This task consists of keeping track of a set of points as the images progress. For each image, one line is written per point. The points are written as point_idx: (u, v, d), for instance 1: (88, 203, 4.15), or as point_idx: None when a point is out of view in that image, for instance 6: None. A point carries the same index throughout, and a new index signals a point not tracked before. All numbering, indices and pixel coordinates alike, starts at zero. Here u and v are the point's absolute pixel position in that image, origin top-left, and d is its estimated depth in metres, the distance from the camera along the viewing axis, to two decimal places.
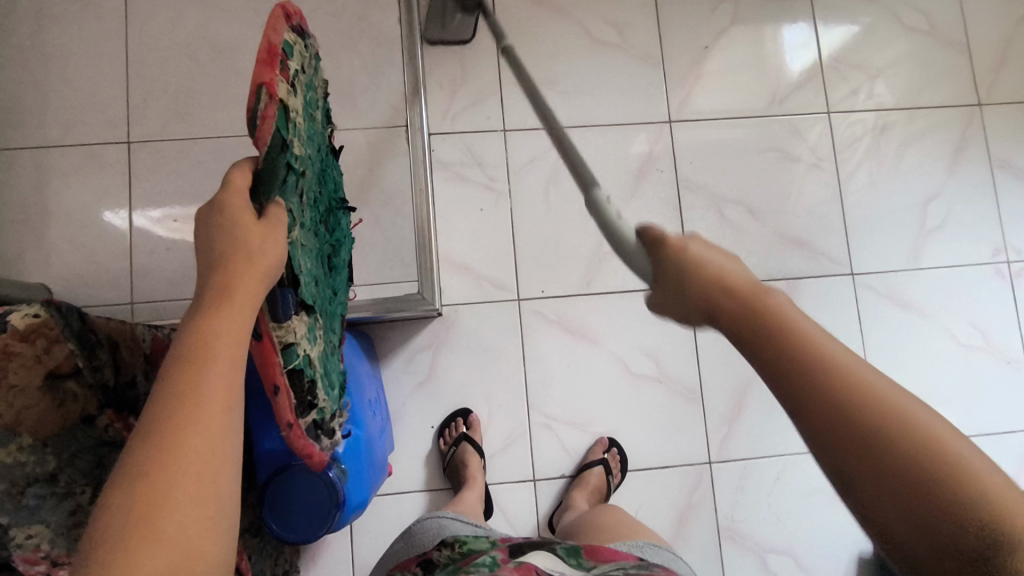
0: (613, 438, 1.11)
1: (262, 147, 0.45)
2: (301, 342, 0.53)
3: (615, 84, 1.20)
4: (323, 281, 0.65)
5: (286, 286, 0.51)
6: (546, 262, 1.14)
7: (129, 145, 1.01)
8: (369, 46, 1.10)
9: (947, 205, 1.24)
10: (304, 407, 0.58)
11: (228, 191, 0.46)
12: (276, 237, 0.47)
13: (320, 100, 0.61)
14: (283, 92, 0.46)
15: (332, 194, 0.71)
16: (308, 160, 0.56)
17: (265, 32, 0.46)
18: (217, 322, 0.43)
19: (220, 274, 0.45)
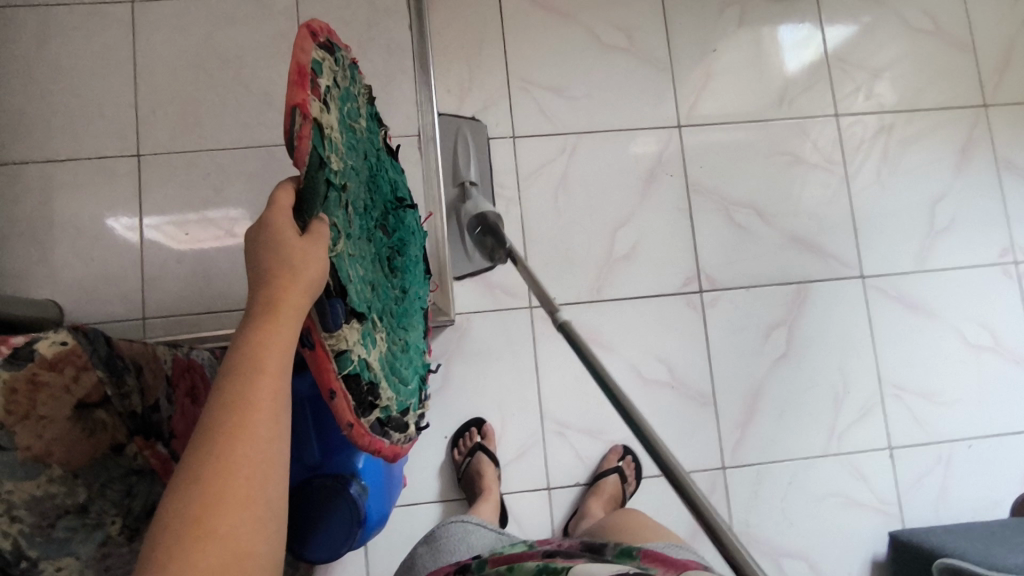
0: (628, 446, 1.10)
1: (301, 166, 0.45)
2: (354, 348, 0.52)
3: (624, 88, 1.20)
4: (381, 284, 0.64)
5: (334, 297, 0.50)
6: (557, 268, 1.14)
7: (139, 157, 1.00)
8: (379, 54, 1.08)
9: (954, 206, 1.24)
10: (366, 407, 0.54)
11: (273, 210, 0.47)
12: (319, 248, 0.46)
13: (362, 106, 0.61)
14: (317, 110, 0.46)
15: (390, 195, 0.69)
16: (352, 169, 0.55)
17: (293, 55, 0.46)
18: (265, 334, 0.43)
19: (268, 287, 0.45)
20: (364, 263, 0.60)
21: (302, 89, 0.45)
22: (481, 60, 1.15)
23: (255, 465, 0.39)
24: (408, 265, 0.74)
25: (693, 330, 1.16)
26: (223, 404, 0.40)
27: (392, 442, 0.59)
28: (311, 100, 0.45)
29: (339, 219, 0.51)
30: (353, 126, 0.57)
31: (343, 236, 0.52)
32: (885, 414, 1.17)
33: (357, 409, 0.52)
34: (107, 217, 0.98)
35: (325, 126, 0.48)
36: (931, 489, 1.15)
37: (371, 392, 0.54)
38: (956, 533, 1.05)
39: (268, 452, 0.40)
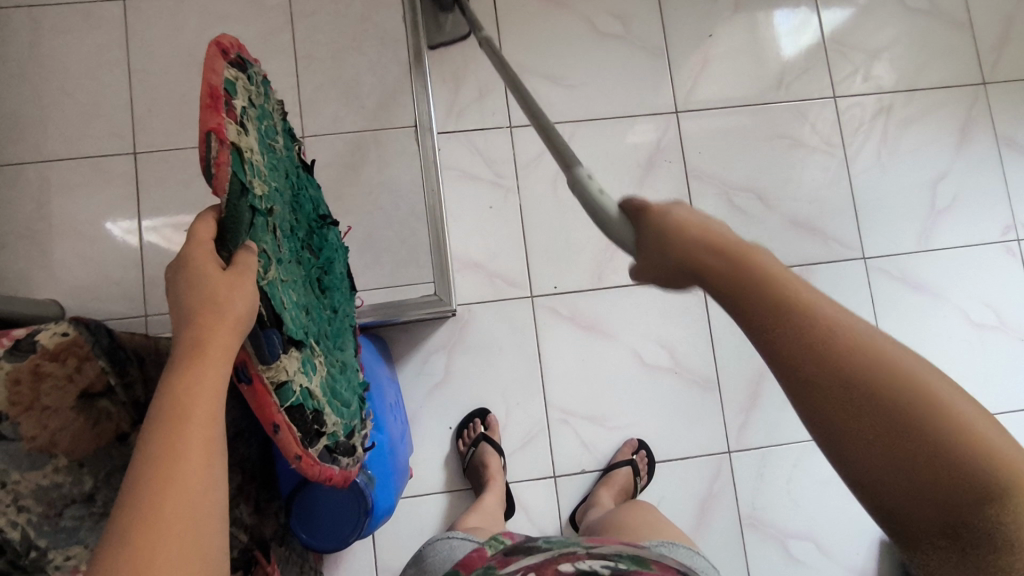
0: (642, 440, 1.11)
1: (222, 193, 0.46)
2: (295, 378, 0.53)
3: (620, 75, 1.19)
4: (314, 306, 0.65)
5: (270, 327, 0.50)
6: (558, 257, 1.14)
7: (135, 156, 1.00)
8: (375, 46, 1.08)
9: (955, 184, 1.24)
10: (311, 436, 0.56)
11: (192, 245, 0.47)
12: (245, 284, 0.47)
13: (279, 125, 0.61)
14: (234, 134, 0.46)
15: (312, 213, 0.69)
16: (277, 192, 0.55)
17: (203, 75, 0.46)
18: (192, 379, 0.44)
19: (193, 332, 0.46)
20: (296, 287, 0.60)
21: (218, 112, 0.45)
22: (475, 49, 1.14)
23: (189, 515, 0.39)
24: (335, 283, 0.75)
25: (696, 316, 1.15)
26: (152, 458, 0.41)
27: (340, 466, 0.62)
28: (227, 123, 0.45)
29: (266, 246, 0.52)
30: (272, 146, 0.57)
31: (274, 263, 0.53)
32: None
33: (303, 440, 0.55)
34: (106, 216, 0.99)
35: (244, 150, 0.48)
36: None
37: (315, 421, 0.56)
38: None
39: (202, 500, 0.40)
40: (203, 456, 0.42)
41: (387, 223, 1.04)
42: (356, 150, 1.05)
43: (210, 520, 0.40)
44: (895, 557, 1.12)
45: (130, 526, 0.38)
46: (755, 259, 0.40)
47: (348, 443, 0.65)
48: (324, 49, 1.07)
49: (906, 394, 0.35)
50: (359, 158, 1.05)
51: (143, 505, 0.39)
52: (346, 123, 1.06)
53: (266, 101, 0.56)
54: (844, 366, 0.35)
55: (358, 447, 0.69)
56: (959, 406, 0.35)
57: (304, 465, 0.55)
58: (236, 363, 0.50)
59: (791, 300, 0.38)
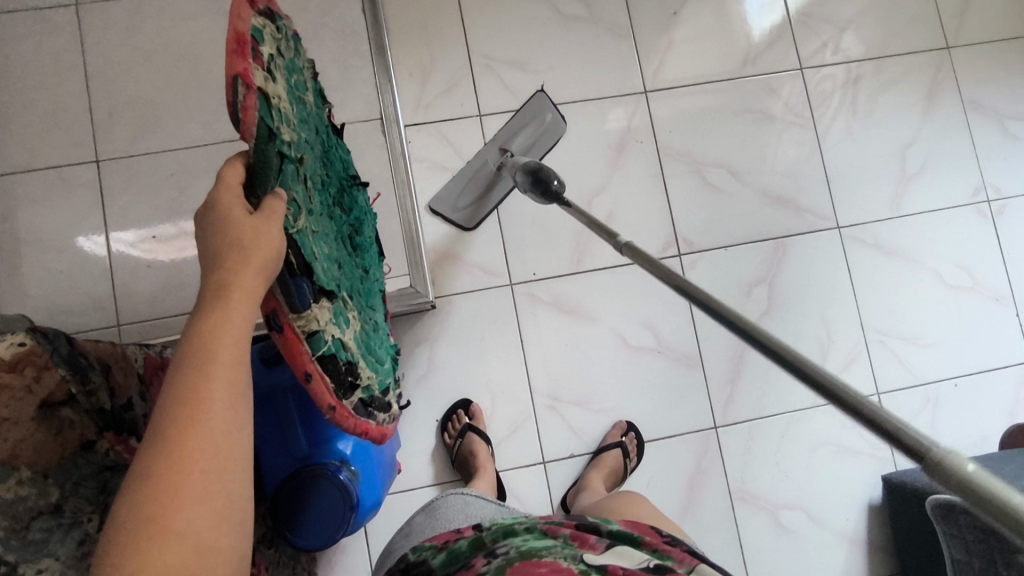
0: (631, 422, 1.11)
1: (249, 139, 0.44)
2: (327, 328, 0.52)
3: (588, 58, 1.19)
4: (346, 262, 0.64)
5: (300, 275, 0.49)
6: (535, 244, 1.13)
7: (99, 164, 0.98)
8: (336, 39, 1.08)
9: (925, 150, 1.25)
10: (346, 389, 0.54)
11: (220, 189, 0.47)
12: (270, 229, 0.45)
13: (308, 81, 0.60)
14: (262, 80, 0.45)
15: (342, 173, 0.69)
16: (306, 144, 0.55)
17: (230, 22, 0.44)
18: (218, 320, 0.43)
19: (218, 273, 0.45)
20: (327, 241, 0.60)
21: (244, 58, 0.43)
22: (441, 38, 1.13)
23: (215, 455, 0.39)
24: (367, 244, 0.75)
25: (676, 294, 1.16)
26: (178, 397, 0.40)
27: (377, 421, 0.60)
28: (255, 69, 0.44)
29: (297, 196, 0.51)
30: (302, 99, 0.56)
31: (303, 212, 0.52)
32: (870, 360, 1.18)
33: (337, 391, 0.53)
34: (73, 225, 0.97)
35: (272, 97, 0.47)
36: (920, 431, 1.17)
37: (349, 373, 0.55)
38: None
39: (228, 441, 0.40)
40: (229, 399, 0.41)
41: None
42: None
43: (235, 461, 0.40)
44: (882, 520, 1.14)
45: (157, 463, 0.38)
46: None
47: (382, 398, 0.63)
48: None
49: None
50: None
51: (170, 443, 0.38)
52: None
53: (295, 56, 0.55)
54: None
55: (392, 404, 0.67)
56: None
57: (338, 418, 0.53)
58: (267, 312, 0.49)
59: None
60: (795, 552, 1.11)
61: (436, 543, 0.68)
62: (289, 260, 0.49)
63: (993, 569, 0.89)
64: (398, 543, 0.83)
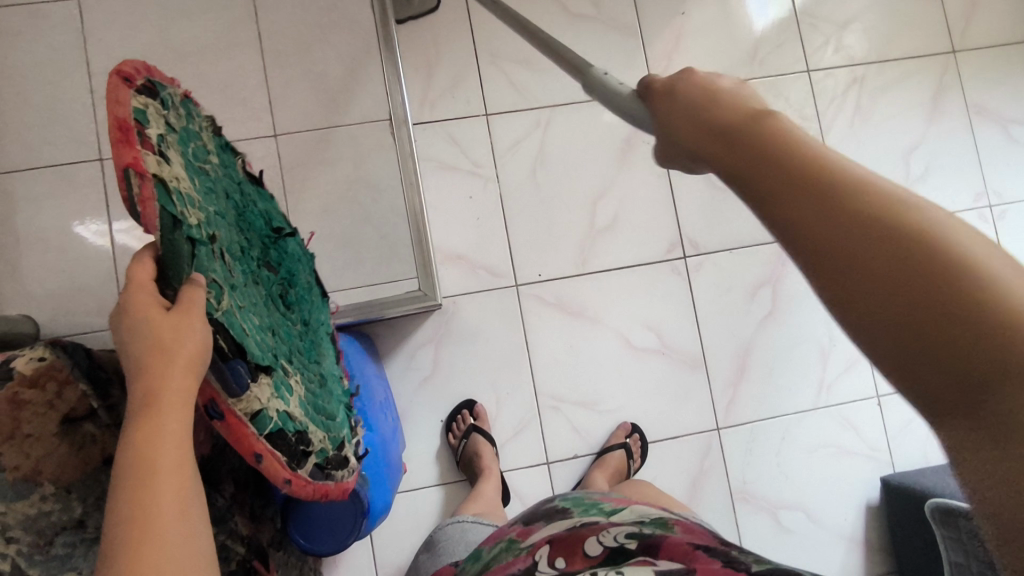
0: (636, 423, 1.12)
1: (154, 230, 0.43)
2: (271, 405, 0.52)
3: (594, 56, 1.18)
4: (280, 326, 0.63)
5: (233, 357, 0.48)
6: (540, 244, 1.13)
7: (102, 162, 0.97)
8: (343, 38, 1.04)
9: (929, 153, 1.25)
10: (299, 457, 0.55)
11: (131, 289, 0.45)
12: (194, 322, 0.44)
13: (207, 145, 0.56)
14: (156, 164, 0.43)
15: (263, 229, 0.67)
16: (217, 216, 0.52)
17: (110, 108, 0.42)
18: (151, 434, 0.43)
19: (143, 384, 0.44)
20: (258, 310, 0.58)
21: (132, 147, 0.41)
22: (447, 37, 1.13)
23: (172, 572, 0.39)
24: (300, 296, 0.73)
25: (680, 295, 1.16)
26: (123, 521, 0.40)
27: (335, 480, 0.62)
28: (145, 155, 0.42)
29: (216, 274, 0.48)
30: (204, 167, 0.53)
31: (225, 290, 0.50)
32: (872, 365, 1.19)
33: (291, 463, 0.53)
34: (77, 226, 0.96)
35: (170, 180, 0.44)
36: (919, 433, 1.18)
37: (301, 442, 0.55)
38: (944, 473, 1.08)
39: (184, 552, 0.40)
40: (177, 510, 0.41)
41: (367, 219, 1.02)
42: (328, 146, 1.03)
43: (194, 573, 0.40)
44: (880, 520, 1.16)
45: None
46: (789, 137, 0.36)
47: (339, 455, 0.64)
48: (291, 41, 1.03)
49: (801, 157, 0.35)
50: (334, 154, 1.02)
51: (126, 569, 0.38)
52: (319, 116, 1.03)
53: (187, 124, 0.52)
54: (769, 148, 0.36)
55: (350, 456, 0.68)
56: (820, 150, 0.35)
57: (296, 487, 0.54)
58: (206, 400, 0.49)
59: (803, 165, 0.34)
60: (796, 551, 1.13)
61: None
62: (220, 345, 0.47)
63: None
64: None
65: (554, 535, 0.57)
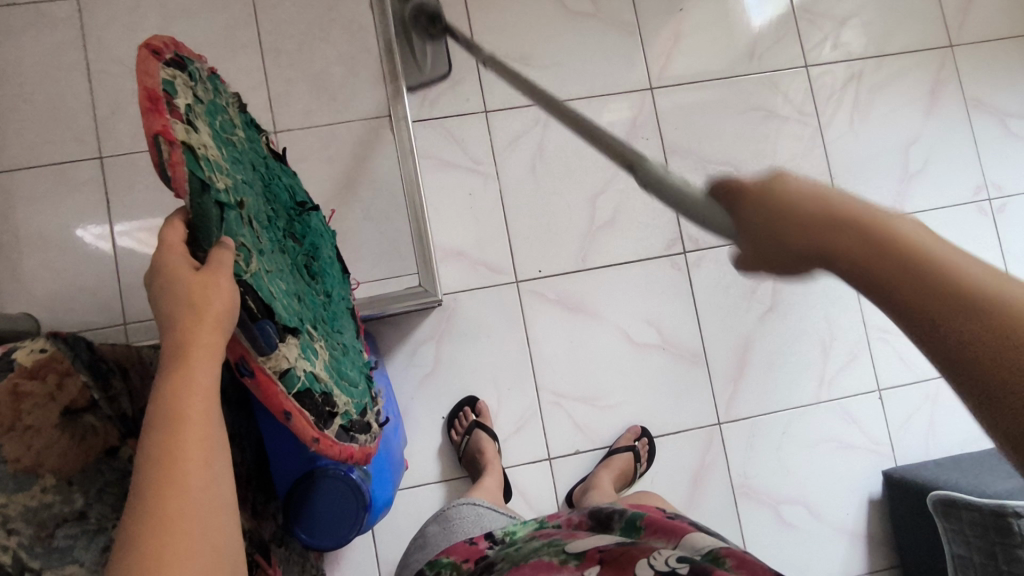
0: (645, 428, 1.11)
1: (183, 195, 0.45)
2: (298, 364, 0.53)
3: (593, 53, 1.18)
4: (307, 293, 0.67)
5: (261, 318, 0.50)
6: (540, 240, 1.13)
7: (102, 161, 0.97)
8: (343, 35, 1.04)
9: (927, 148, 1.26)
10: (326, 418, 0.56)
11: (163, 251, 0.47)
12: (221, 281, 0.45)
13: (234, 121, 0.60)
14: (184, 132, 0.45)
15: (288, 202, 0.71)
16: (244, 184, 0.55)
17: (139, 79, 0.44)
18: (180, 383, 0.44)
19: (174, 335, 0.46)
20: (284, 277, 0.61)
21: (161, 114, 0.43)
22: (446, 34, 1.13)
23: (194, 516, 0.40)
24: (325, 267, 0.77)
25: (681, 291, 1.16)
26: (151, 465, 0.41)
27: (360, 443, 0.63)
28: (174, 124, 0.44)
29: (244, 239, 0.50)
30: (231, 139, 0.56)
31: (254, 254, 0.52)
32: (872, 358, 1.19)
33: (319, 423, 0.55)
34: (78, 225, 0.96)
35: (198, 146, 0.46)
36: (920, 427, 1.18)
37: (326, 403, 0.56)
38: (948, 467, 1.07)
39: (207, 495, 0.41)
40: (202, 456, 0.42)
41: (368, 215, 1.01)
42: (330, 144, 1.02)
43: (216, 514, 0.41)
44: (882, 513, 1.16)
45: (139, 532, 0.38)
46: None
47: (362, 420, 0.66)
48: (291, 39, 1.03)
49: None
50: (336, 151, 1.02)
51: (151, 511, 0.39)
52: (319, 112, 1.02)
53: (214, 97, 0.55)
54: None
55: (372, 422, 0.70)
56: None
57: (323, 447, 0.55)
58: (237, 358, 0.50)
59: None
60: (797, 546, 1.13)
61: (453, 559, 0.70)
62: (249, 306, 0.49)
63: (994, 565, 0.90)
64: (415, 556, 0.87)
65: (605, 552, 0.55)
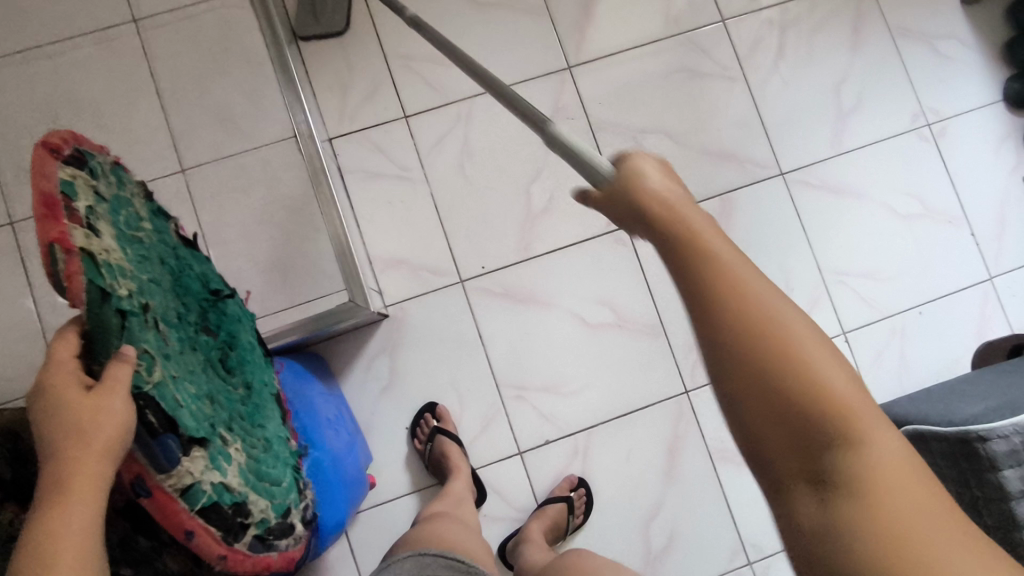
0: (582, 477, 1.08)
1: (81, 303, 0.45)
2: (204, 478, 0.55)
3: (506, 41, 1.17)
4: (221, 392, 0.67)
5: (164, 433, 0.52)
6: (479, 236, 1.12)
7: (14, 226, 0.97)
8: (239, 62, 1.02)
9: (859, 84, 1.24)
10: (237, 530, 0.61)
11: (52, 368, 0.50)
12: (112, 402, 0.47)
13: (140, 213, 0.59)
14: (83, 238, 0.46)
15: (202, 292, 0.70)
16: (150, 284, 0.55)
17: (35, 184, 0.45)
18: (58, 516, 0.47)
19: (55, 468, 0.48)
20: (195, 378, 0.61)
21: (58, 221, 0.44)
22: (353, 43, 1.12)
23: None
24: (246, 357, 0.76)
25: (629, 266, 1.15)
26: None
27: (278, 550, 0.70)
28: (72, 229, 0.45)
29: (148, 344, 0.51)
30: (138, 235, 0.56)
31: (158, 360, 0.52)
32: (832, 301, 1.17)
33: (226, 538, 0.60)
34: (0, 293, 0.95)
35: (99, 252, 0.47)
36: (891, 363, 1.17)
37: (238, 515, 0.60)
38: (919, 400, 1.03)
39: None
40: None
41: (294, 239, 1.01)
42: (242, 172, 1.01)
43: None
44: None
45: None
46: None
47: (285, 522, 0.71)
48: (188, 74, 1.02)
49: None
50: (249, 180, 1.01)
51: None
52: (226, 144, 1.01)
53: (119, 191, 0.56)
54: None
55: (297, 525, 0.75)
56: None
57: (232, 561, 0.62)
58: (135, 477, 0.53)
59: None
60: None
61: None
62: (148, 419, 0.51)
63: (970, 492, 0.88)
64: None
65: None
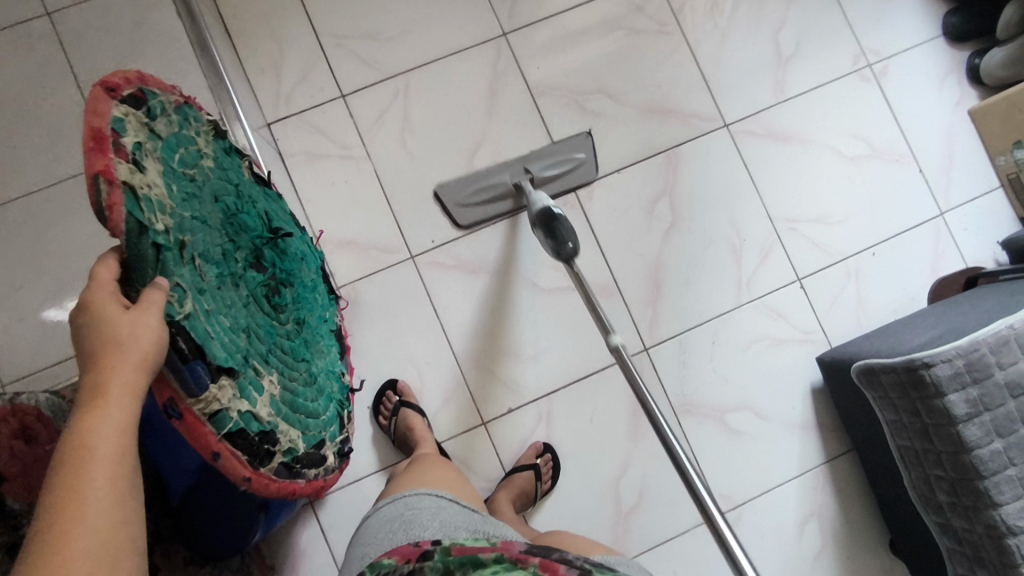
0: (548, 443, 1.08)
1: (120, 233, 0.48)
2: (233, 406, 0.54)
3: (438, 13, 1.16)
4: (263, 326, 0.63)
5: (193, 359, 0.51)
6: (427, 210, 1.12)
7: None
8: (156, 47, 1.06)
9: (798, 30, 1.23)
10: (262, 457, 0.59)
11: (92, 287, 0.49)
12: (148, 317, 0.47)
13: (200, 152, 0.61)
14: (127, 172, 0.48)
15: (262, 229, 0.68)
16: (195, 220, 0.56)
17: (89, 119, 0.48)
18: (93, 420, 0.46)
19: (94, 373, 0.48)
20: (235, 311, 0.59)
21: (104, 154, 0.47)
22: (281, 25, 1.11)
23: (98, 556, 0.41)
24: (303, 293, 0.75)
25: (580, 230, 1.15)
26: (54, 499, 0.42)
27: (306, 479, 0.66)
28: (117, 163, 0.48)
29: (182, 278, 0.52)
30: (190, 174, 0.58)
31: (192, 293, 0.53)
32: (786, 249, 1.18)
33: (252, 463, 0.58)
34: None
35: (141, 186, 0.49)
36: (848, 305, 1.18)
37: (265, 442, 0.58)
38: (873, 337, 1.04)
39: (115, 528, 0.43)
40: (112, 494, 0.44)
41: None
42: None
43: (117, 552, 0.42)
44: (827, 402, 1.15)
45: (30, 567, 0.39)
46: None
47: (314, 453, 0.68)
48: (107, 64, 1.03)
49: None
50: None
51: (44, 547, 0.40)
52: None
53: (179, 131, 0.58)
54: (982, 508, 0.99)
55: (329, 458, 0.72)
56: None
57: (256, 485, 0.59)
58: (167, 400, 0.52)
59: None
60: (750, 450, 1.13)
61: (394, 561, 0.59)
62: (180, 345, 0.50)
63: (920, 421, 0.89)
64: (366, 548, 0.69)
65: None
